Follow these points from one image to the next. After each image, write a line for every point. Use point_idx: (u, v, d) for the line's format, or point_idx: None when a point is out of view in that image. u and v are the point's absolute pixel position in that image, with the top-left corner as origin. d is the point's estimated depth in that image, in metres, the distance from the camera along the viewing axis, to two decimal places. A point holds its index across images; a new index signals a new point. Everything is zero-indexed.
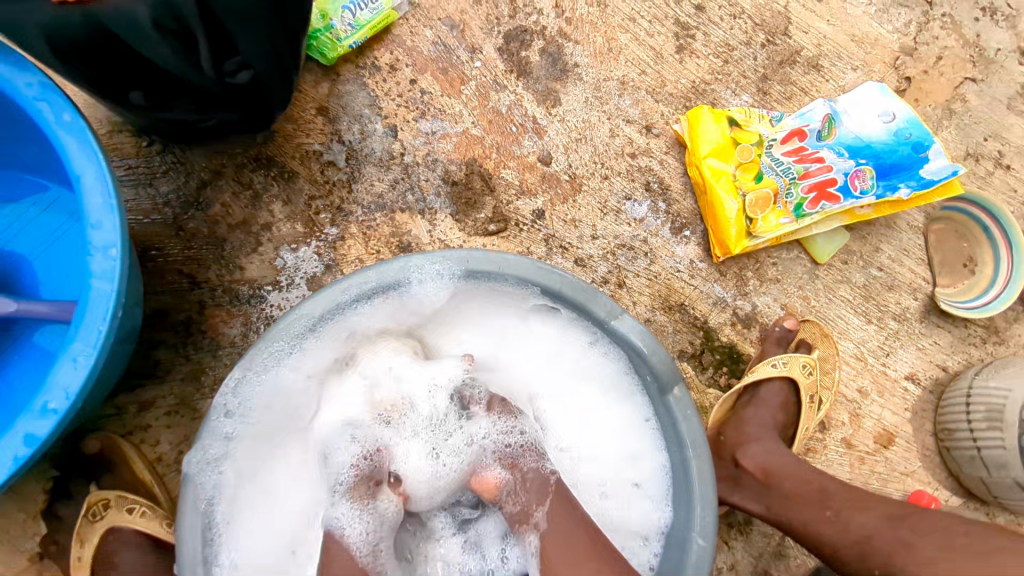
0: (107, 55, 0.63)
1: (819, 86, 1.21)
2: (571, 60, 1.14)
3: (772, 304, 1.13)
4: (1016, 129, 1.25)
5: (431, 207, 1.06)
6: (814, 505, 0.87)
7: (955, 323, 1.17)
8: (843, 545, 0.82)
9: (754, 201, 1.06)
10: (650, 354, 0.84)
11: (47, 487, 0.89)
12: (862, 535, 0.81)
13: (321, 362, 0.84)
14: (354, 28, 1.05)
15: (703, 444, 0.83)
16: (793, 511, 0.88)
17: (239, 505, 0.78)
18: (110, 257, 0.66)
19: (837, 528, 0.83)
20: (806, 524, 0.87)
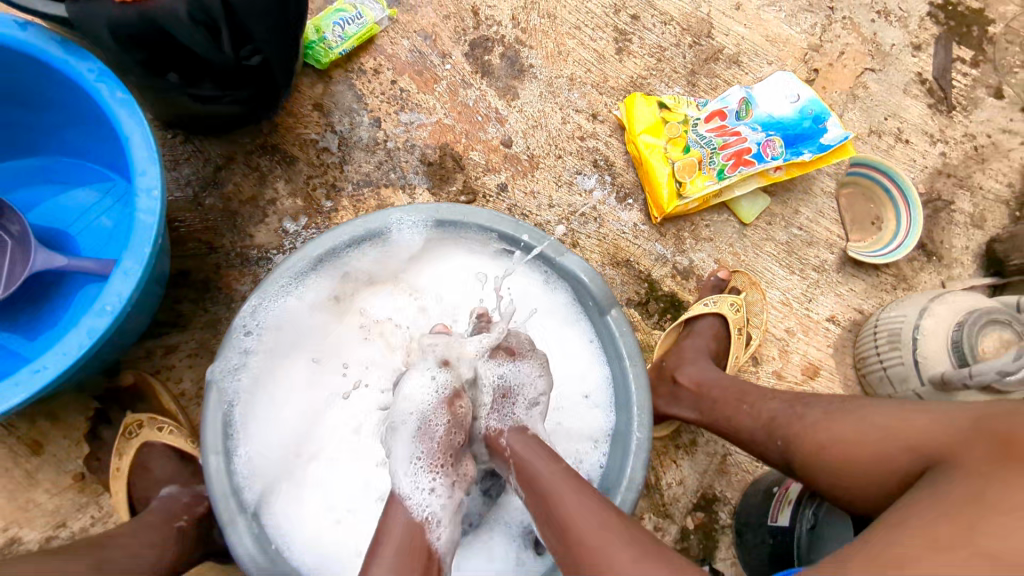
0: (156, 42, 0.83)
1: (740, 78, 1.43)
2: (527, 62, 1.35)
3: (707, 259, 1.31)
4: (912, 109, 1.45)
5: (411, 183, 1.26)
6: (732, 403, 0.98)
7: (868, 273, 1.35)
8: (755, 428, 0.92)
9: (682, 167, 1.27)
10: (591, 283, 1.02)
11: (89, 415, 1.06)
12: (768, 416, 0.90)
13: (320, 295, 1.02)
14: (343, 39, 1.27)
15: (638, 354, 1.00)
16: (718, 412, 0.99)
17: (254, 408, 0.95)
18: (152, 197, 0.85)
19: (751, 416, 0.93)
20: (726, 418, 0.97)
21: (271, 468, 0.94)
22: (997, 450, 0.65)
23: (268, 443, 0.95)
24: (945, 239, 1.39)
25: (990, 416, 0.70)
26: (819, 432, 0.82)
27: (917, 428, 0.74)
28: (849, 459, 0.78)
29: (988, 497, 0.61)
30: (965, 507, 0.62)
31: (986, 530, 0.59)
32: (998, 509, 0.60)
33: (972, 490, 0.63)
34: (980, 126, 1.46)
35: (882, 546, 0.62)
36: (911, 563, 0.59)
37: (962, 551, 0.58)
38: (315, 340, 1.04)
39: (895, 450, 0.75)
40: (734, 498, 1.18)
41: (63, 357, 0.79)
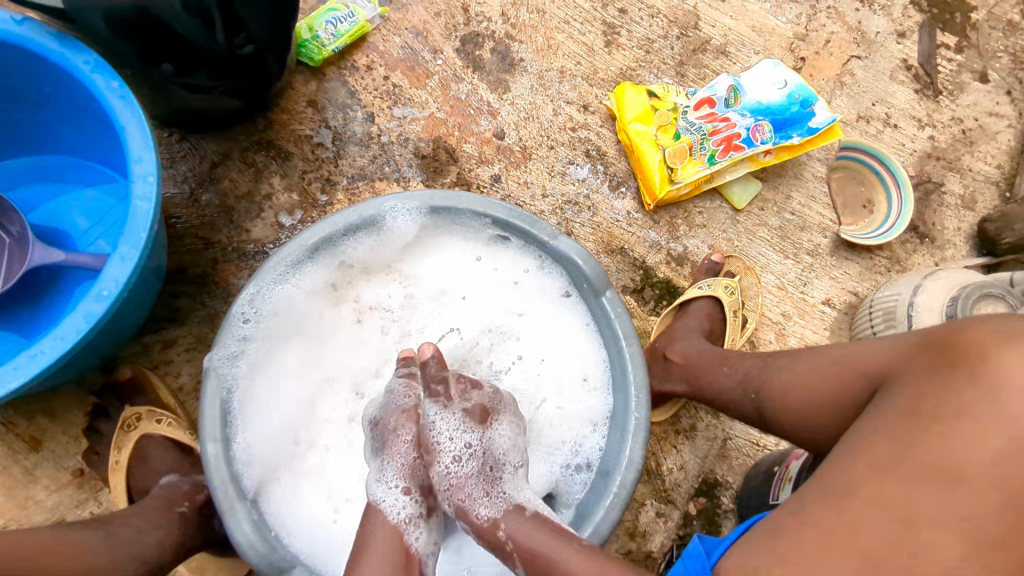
0: (149, 30, 0.84)
1: (728, 68, 1.45)
2: (517, 56, 1.37)
3: (701, 245, 1.31)
4: (899, 95, 1.47)
5: (405, 176, 1.27)
6: (713, 366, 0.99)
7: (861, 255, 1.35)
8: (732, 386, 0.93)
9: (673, 153, 1.28)
10: (586, 265, 1.02)
11: (87, 411, 1.05)
12: (744, 374, 0.92)
13: (317, 283, 1.02)
14: (336, 36, 1.29)
15: (634, 334, 0.99)
16: (702, 381, 0.99)
17: (252, 396, 0.95)
18: (149, 183, 0.85)
19: (730, 376, 0.95)
20: (708, 383, 0.98)
21: (270, 456, 0.94)
22: (937, 363, 0.67)
23: (266, 431, 0.95)
24: (937, 221, 1.40)
25: (933, 334, 0.71)
26: (785, 377, 0.84)
27: (867, 356, 0.76)
28: (814, 400, 0.80)
29: (926, 410, 0.64)
30: (907, 423, 0.64)
31: (925, 442, 0.62)
32: (933, 419, 0.63)
33: (911, 404, 0.66)
34: (966, 110, 1.48)
35: (836, 475, 0.65)
36: (863, 490, 0.63)
37: (905, 470, 0.62)
38: (313, 327, 1.04)
39: (848, 379, 0.77)
40: (735, 483, 1.17)
41: (62, 342, 0.79)
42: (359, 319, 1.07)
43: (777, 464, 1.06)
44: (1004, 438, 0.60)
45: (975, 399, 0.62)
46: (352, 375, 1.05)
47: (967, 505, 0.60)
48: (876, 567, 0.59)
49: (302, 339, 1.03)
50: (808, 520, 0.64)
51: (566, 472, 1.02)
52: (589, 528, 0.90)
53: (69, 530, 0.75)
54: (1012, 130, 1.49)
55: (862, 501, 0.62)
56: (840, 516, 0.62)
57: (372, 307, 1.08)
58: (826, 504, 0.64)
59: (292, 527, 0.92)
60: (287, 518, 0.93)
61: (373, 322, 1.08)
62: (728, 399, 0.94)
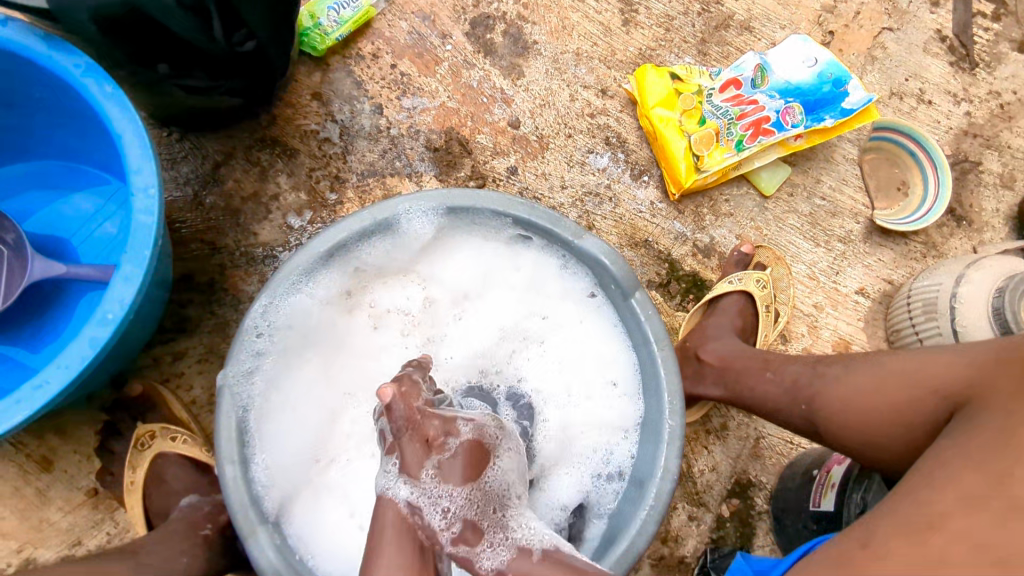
0: (142, 30, 0.77)
1: (752, 45, 1.37)
2: (531, 38, 1.30)
3: (728, 235, 1.26)
4: (933, 68, 1.39)
5: (417, 170, 1.21)
6: (755, 371, 0.94)
7: (895, 241, 1.29)
8: (778, 393, 0.89)
9: (698, 140, 1.21)
10: (613, 265, 0.96)
11: (97, 429, 1.01)
12: (791, 380, 0.88)
13: (331, 291, 0.98)
14: (339, 23, 1.21)
15: (665, 336, 0.94)
16: (741, 384, 0.95)
17: (269, 413, 0.91)
18: (149, 196, 0.80)
19: (774, 383, 0.90)
20: (749, 388, 0.93)
21: (290, 475, 0.91)
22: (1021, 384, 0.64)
23: (284, 448, 0.91)
24: (974, 202, 1.33)
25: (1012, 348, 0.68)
26: (841, 387, 0.81)
27: (936, 371, 0.73)
28: (876, 411, 0.77)
29: (1012, 437, 0.60)
30: (995, 451, 0.60)
31: (1017, 475, 0.58)
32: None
33: (1001, 430, 0.62)
34: (1004, 83, 1.40)
35: (915, 504, 0.61)
36: (949, 524, 0.58)
37: (991, 503, 0.58)
38: (327, 336, 0.99)
39: (917, 395, 0.74)
40: (770, 483, 1.13)
41: (66, 371, 0.75)
42: (376, 327, 1.03)
43: (815, 467, 1.03)
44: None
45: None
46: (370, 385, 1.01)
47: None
48: None
49: (317, 349, 0.98)
50: (886, 553, 0.58)
51: (597, 482, 0.98)
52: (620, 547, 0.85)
53: (93, 565, 0.73)
54: None
55: (950, 536, 0.57)
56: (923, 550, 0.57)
57: (389, 313, 1.04)
58: (903, 536, 0.59)
59: (315, 549, 0.89)
60: (310, 540, 0.89)
61: (390, 329, 1.03)
62: (776, 408, 0.89)
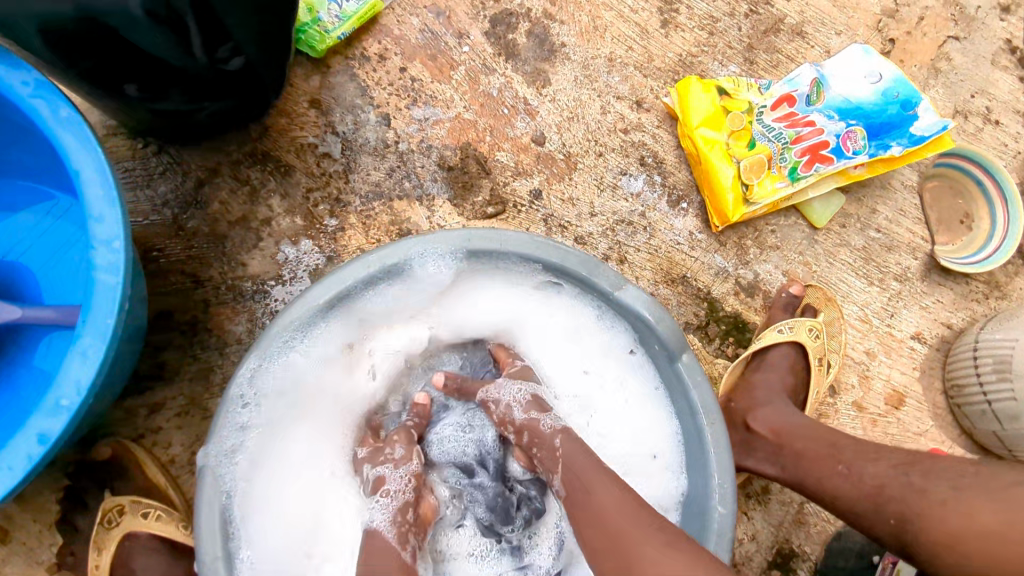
0: (103, 47, 0.63)
1: (805, 52, 1.22)
2: (558, 40, 1.15)
3: (774, 271, 1.13)
4: (1001, 83, 1.26)
5: (429, 193, 1.06)
6: (826, 460, 0.83)
7: (956, 280, 1.16)
8: (858, 498, 0.78)
9: (748, 167, 1.08)
10: (657, 322, 0.84)
11: (61, 496, 0.88)
12: (874, 485, 0.76)
13: (331, 347, 0.84)
14: (341, 19, 1.05)
15: (716, 409, 0.82)
16: (807, 470, 0.84)
17: (257, 494, 0.79)
18: (113, 250, 0.66)
19: (851, 482, 0.79)
20: (820, 480, 0.83)
21: (281, 566, 0.79)
22: None
23: (274, 534, 0.79)
24: None
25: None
26: (955, 512, 0.70)
27: None
28: (1000, 555, 0.66)
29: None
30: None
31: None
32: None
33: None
34: None
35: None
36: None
37: None
38: (327, 396, 0.87)
39: None
40: (814, 553, 1.03)
41: (11, 473, 0.62)
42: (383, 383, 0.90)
43: None
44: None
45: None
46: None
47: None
48: None
49: (314, 412, 0.86)
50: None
51: None
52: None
53: None
54: None
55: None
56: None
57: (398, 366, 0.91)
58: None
59: None
60: None
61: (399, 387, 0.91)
62: (852, 508, 0.78)
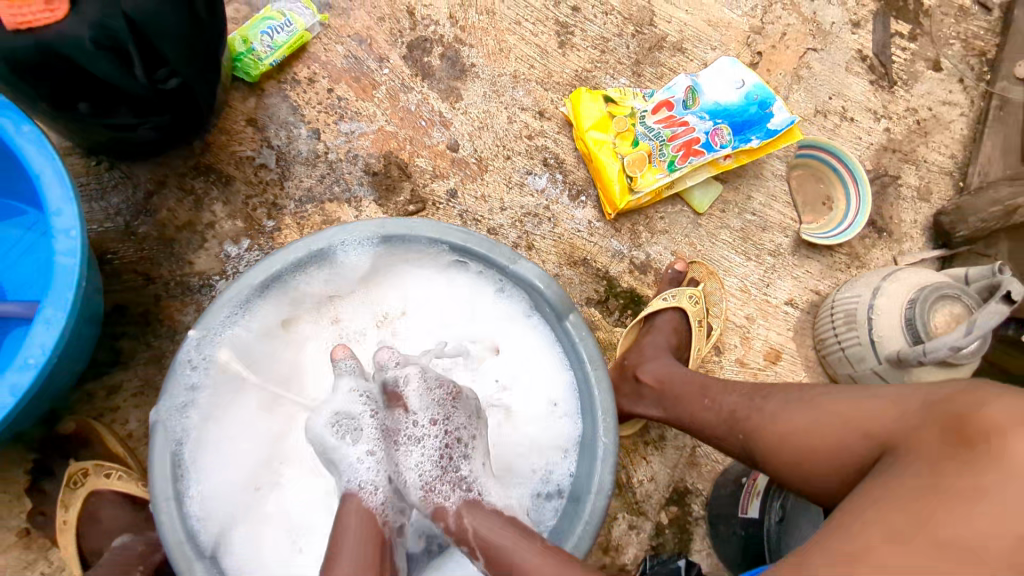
0: (61, 72, 0.79)
1: (685, 66, 1.41)
2: (468, 61, 1.32)
3: (664, 252, 1.30)
4: (855, 87, 1.46)
5: (356, 195, 1.21)
6: (695, 396, 0.93)
7: (821, 253, 1.36)
8: (715, 424, 0.87)
9: (632, 162, 1.25)
10: (546, 288, 0.99)
11: (27, 468, 1.01)
12: (728, 411, 0.86)
13: (270, 322, 0.97)
14: (273, 48, 1.21)
15: (599, 357, 0.97)
16: (679, 407, 0.95)
17: (205, 445, 0.91)
18: (72, 238, 0.80)
19: (709, 410, 0.89)
20: (688, 413, 0.93)
21: (228, 506, 0.91)
22: (947, 437, 0.63)
23: (220, 481, 0.91)
24: (894, 214, 1.41)
25: (947, 398, 0.66)
26: (776, 422, 0.78)
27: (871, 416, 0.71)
28: (815, 454, 0.74)
29: (948, 483, 0.59)
30: (928, 494, 0.59)
31: (944, 519, 0.57)
32: (958, 495, 0.58)
33: (924, 477, 0.61)
34: (920, 100, 1.48)
35: (852, 535, 0.60)
36: (880, 558, 0.57)
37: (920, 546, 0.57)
38: (269, 366, 1.00)
39: (847, 437, 0.72)
40: (705, 489, 1.21)
41: None
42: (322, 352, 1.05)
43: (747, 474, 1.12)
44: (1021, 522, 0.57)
45: (997, 481, 0.58)
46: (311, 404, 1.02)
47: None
48: None
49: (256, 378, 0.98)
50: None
51: (537, 501, 1.00)
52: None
53: None
54: (965, 118, 1.49)
55: (873, 569, 0.56)
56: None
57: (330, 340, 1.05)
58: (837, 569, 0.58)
59: None
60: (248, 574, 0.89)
61: None
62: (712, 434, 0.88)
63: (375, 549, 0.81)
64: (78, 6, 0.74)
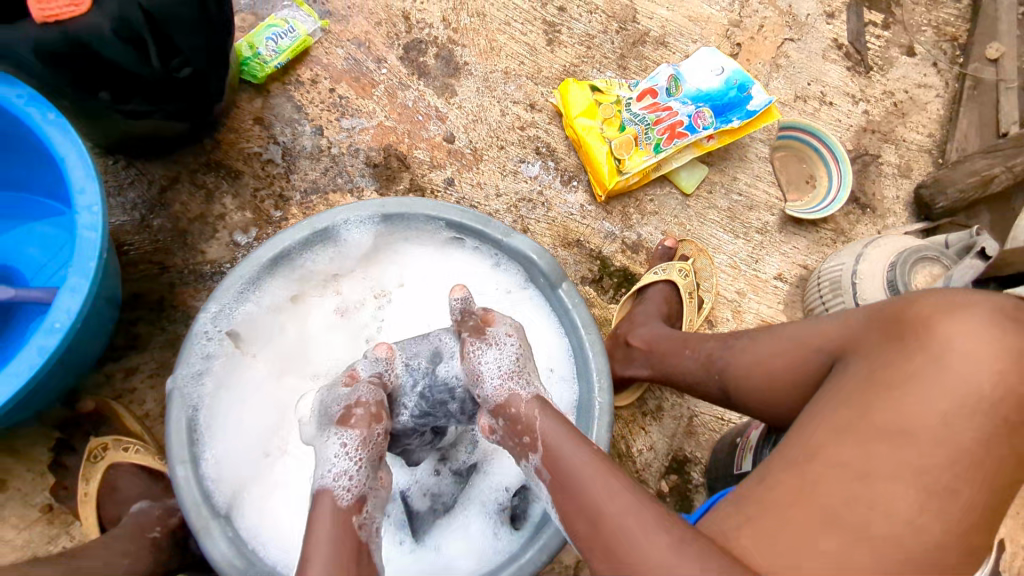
0: (85, 63, 0.87)
1: (668, 58, 1.48)
2: (461, 60, 1.38)
3: (654, 232, 1.35)
4: (832, 73, 1.53)
5: (358, 186, 1.28)
6: (678, 349, 1.03)
7: (807, 230, 1.41)
8: (697, 370, 0.97)
9: (619, 145, 1.32)
10: (540, 260, 1.04)
11: (51, 446, 1.07)
12: (707, 355, 0.96)
13: (278, 297, 1.03)
14: (277, 52, 1.29)
15: (592, 322, 1.02)
16: (666, 364, 1.04)
17: (218, 412, 0.96)
18: (94, 213, 0.87)
19: (693, 359, 0.99)
20: (673, 365, 1.03)
21: (241, 469, 0.96)
22: (884, 339, 0.71)
23: (233, 446, 0.97)
24: (876, 190, 1.46)
25: (884, 307, 0.74)
26: (746, 356, 0.88)
27: (823, 334, 0.79)
28: (774, 382, 0.83)
29: (881, 378, 0.68)
30: (866, 389, 0.68)
31: (880, 407, 0.66)
32: (890, 385, 0.67)
33: (866, 380, 0.69)
34: (896, 84, 1.54)
35: (801, 438, 0.69)
36: (824, 452, 0.66)
37: (861, 433, 0.66)
38: (276, 339, 1.05)
39: (805, 356, 0.80)
40: (704, 457, 1.24)
41: (17, 378, 0.82)
42: (328, 327, 1.10)
43: (739, 435, 1.12)
44: (948, 397, 0.64)
45: (924, 366, 0.66)
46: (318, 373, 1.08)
47: (916, 460, 0.63)
48: (838, 525, 0.63)
49: (263, 349, 1.04)
50: (773, 484, 0.67)
51: None
52: (546, 535, 0.90)
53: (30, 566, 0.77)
54: (941, 99, 1.55)
55: (827, 464, 0.66)
56: (802, 477, 0.66)
57: (334, 314, 1.11)
58: (789, 468, 0.67)
59: (269, 541, 0.94)
60: (262, 533, 0.94)
61: (347, 330, 1.11)
62: (695, 379, 0.97)
63: (348, 561, 0.72)
64: (100, 2, 0.83)
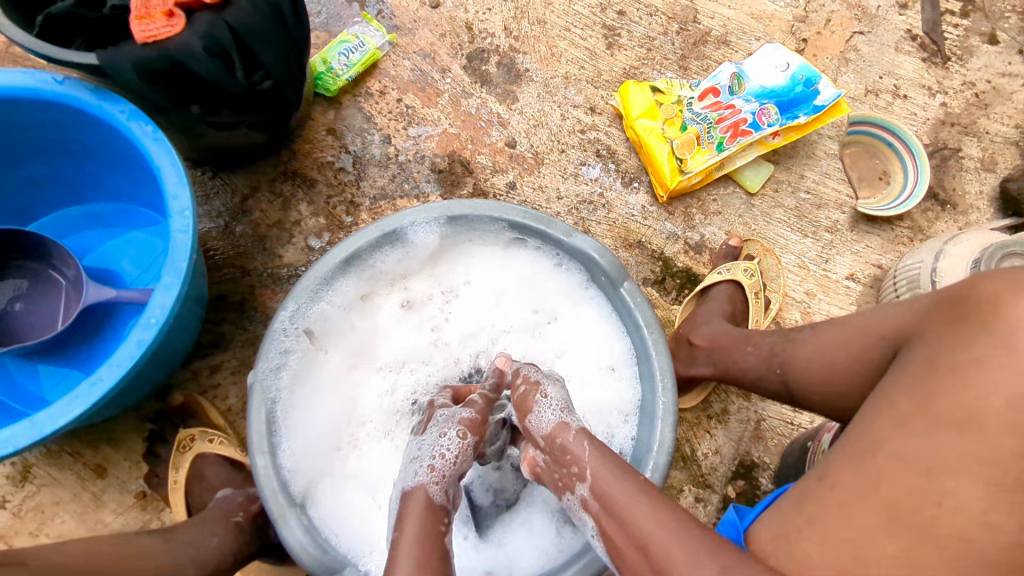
0: (178, 78, 0.95)
1: (730, 57, 1.47)
2: (522, 67, 1.41)
3: (717, 232, 1.34)
4: (906, 65, 1.47)
5: (424, 191, 1.33)
6: (739, 343, 1.03)
7: (881, 228, 1.36)
8: (758, 366, 0.97)
9: (681, 145, 1.31)
10: (601, 259, 1.05)
11: (144, 437, 1.16)
12: (769, 350, 0.96)
13: (350, 296, 1.08)
14: (348, 66, 1.35)
15: (654, 319, 1.01)
16: (728, 360, 1.03)
17: (293, 405, 1.02)
18: (185, 217, 0.94)
19: (754, 354, 0.98)
20: (735, 362, 1.02)
21: (314, 461, 1.01)
22: (952, 322, 0.69)
23: (307, 438, 1.02)
24: (957, 185, 1.39)
25: (951, 293, 0.73)
26: (809, 347, 0.88)
27: (887, 320, 0.78)
28: (835, 375, 0.84)
29: (945, 364, 0.66)
30: (929, 378, 0.66)
31: (945, 392, 0.64)
32: (951, 371, 0.65)
33: (929, 364, 0.68)
34: (977, 74, 1.46)
35: (862, 432, 0.68)
36: (886, 445, 0.65)
37: (924, 422, 0.64)
38: (349, 335, 1.11)
39: (869, 344, 0.80)
40: (773, 463, 1.21)
41: (118, 367, 0.89)
42: (397, 325, 1.14)
43: (809, 440, 1.10)
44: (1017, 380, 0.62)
45: (992, 348, 0.64)
46: (386, 367, 1.12)
47: (983, 449, 0.61)
48: (904, 519, 0.62)
49: (336, 345, 1.10)
50: (836, 481, 0.67)
51: None
52: None
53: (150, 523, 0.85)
54: None
55: (889, 457, 0.65)
56: (864, 471, 0.66)
57: (403, 313, 1.15)
58: (851, 463, 0.67)
59: (341, 531, 0.98)
60: (333, 522, 0.98)
61: (413, 324, 1.15)
62: (756, 375, 0.97)
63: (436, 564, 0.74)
64: (192, 22, 0.92)
